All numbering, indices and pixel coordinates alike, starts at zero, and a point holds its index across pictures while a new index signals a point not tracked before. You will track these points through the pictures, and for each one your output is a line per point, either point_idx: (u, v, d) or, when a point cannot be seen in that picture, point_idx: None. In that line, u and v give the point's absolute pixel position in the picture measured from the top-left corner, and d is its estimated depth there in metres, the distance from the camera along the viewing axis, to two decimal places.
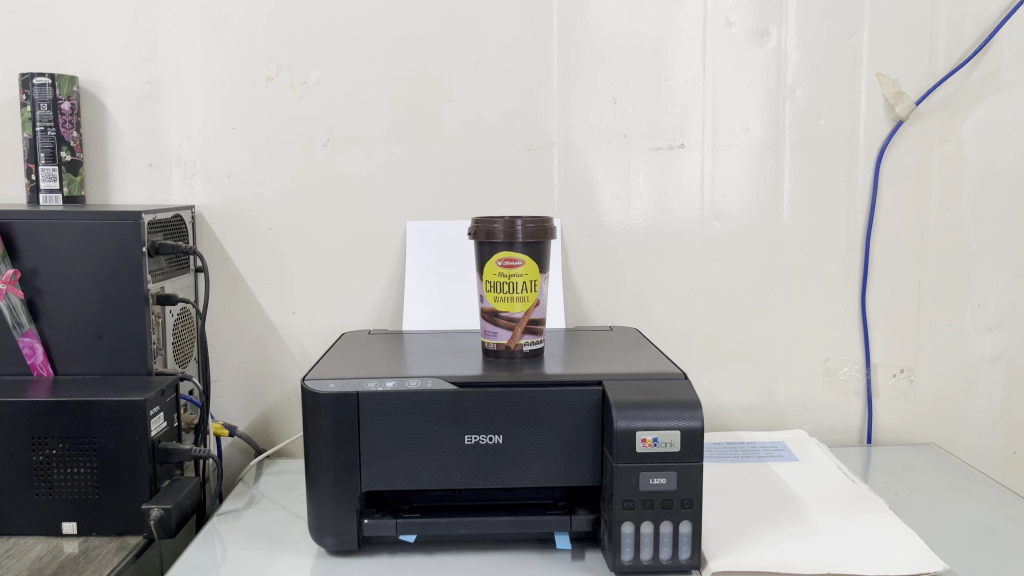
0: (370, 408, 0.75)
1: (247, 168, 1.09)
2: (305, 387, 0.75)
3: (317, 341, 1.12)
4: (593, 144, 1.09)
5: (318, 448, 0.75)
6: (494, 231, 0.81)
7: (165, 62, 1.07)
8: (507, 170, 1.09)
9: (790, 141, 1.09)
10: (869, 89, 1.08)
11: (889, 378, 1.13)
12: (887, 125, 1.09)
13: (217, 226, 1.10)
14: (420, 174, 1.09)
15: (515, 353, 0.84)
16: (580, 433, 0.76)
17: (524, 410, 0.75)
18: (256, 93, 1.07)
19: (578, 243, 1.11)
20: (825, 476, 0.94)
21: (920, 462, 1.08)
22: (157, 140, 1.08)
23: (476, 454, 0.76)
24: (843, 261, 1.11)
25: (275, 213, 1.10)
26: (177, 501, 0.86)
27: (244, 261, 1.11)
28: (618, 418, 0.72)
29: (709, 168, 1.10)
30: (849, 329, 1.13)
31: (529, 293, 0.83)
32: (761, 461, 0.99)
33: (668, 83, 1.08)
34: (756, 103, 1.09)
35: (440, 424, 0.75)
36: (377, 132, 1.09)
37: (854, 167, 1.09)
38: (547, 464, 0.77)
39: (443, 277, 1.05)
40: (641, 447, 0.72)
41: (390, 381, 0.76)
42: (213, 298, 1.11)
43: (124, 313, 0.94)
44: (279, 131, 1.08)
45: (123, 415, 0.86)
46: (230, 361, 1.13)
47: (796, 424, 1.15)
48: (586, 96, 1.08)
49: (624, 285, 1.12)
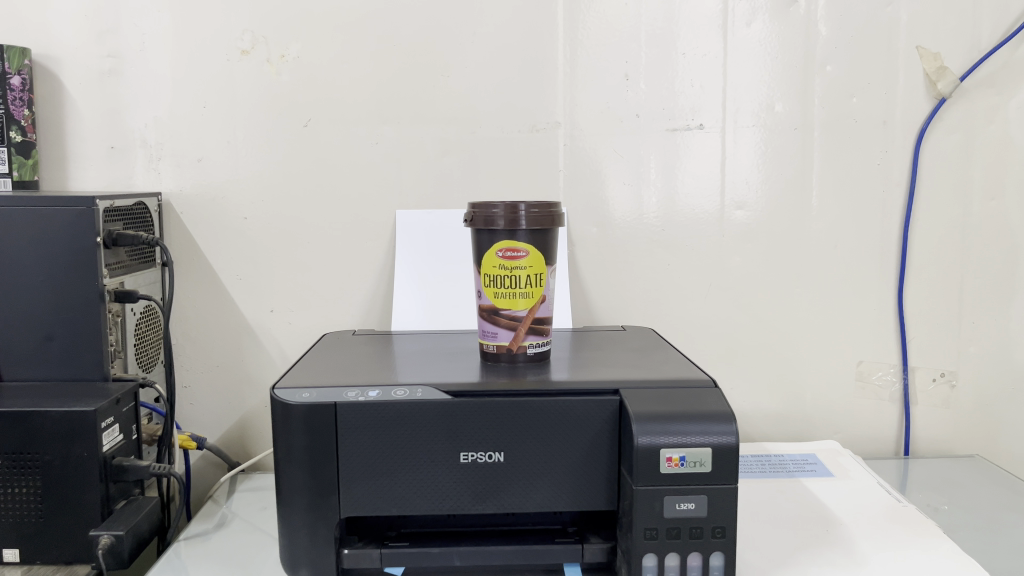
0: (349, 421, 0.64)
1: (220, 152, 0.98)
2: (274, 397, 0.65)
3: (299, 342, 1.02)
4: (602, 125, 0.99)
5: (290, 467, 0.65)
6: (493, 216, 0.70)
7: (127, 33, 0.96)
8: (507, 154, 0.99)
9: (820, 123, 0.99)
10: (908, 65, 0.98)
11: (929, 382, 1.03)
12: (927, 104, 0.98)
13: (186, 216, 0.99)
14: (411, 158, 0.99)
15: (517, 357, 0.74)
16: (594, 449, 0.66)
17: (529, 423, 0.65)
18: (230, 68, 0.97)
19: (585, 234, 1.00)
20: (866, 496, 0.84)
21: (964, 475, 0.98)
22: (119, 120, 0.98)
23: (472, 474, 0.65)
24: (878, 255, 1.01)
25: (252, 201, 0.99)
26: (131, 527, 0.75)
27: (218, 254, 1.00)
28: (639, 433, 0.62)
29: (729, 151, 1.00)
30: (885, 329, 1.02)
31: (534, 289, 0.72)
32: (791, 477, 0.89)
33: (684, 58, 0.98)
34: (783, 81, 0.98)
35: (432, 440, 0.65)
36: (364, 112, 0.98)
37: (890, 150, 0.99)
38: (555, 486, 0.66)
39: (438, 272, 0.94)
40: (666, 466, 0.62)
41: (374, 391, 0.66)
42: (183, 296, 1.01)
43: (76, 312, 0.83)
44: (255, 110, 0.98)
45: (69, 429, 0.75)
46: (202, 365, 1.02)
47: (825, 434, 1.05)
48: (594, 72, 0.98)
49: (637, 281, 1.01)
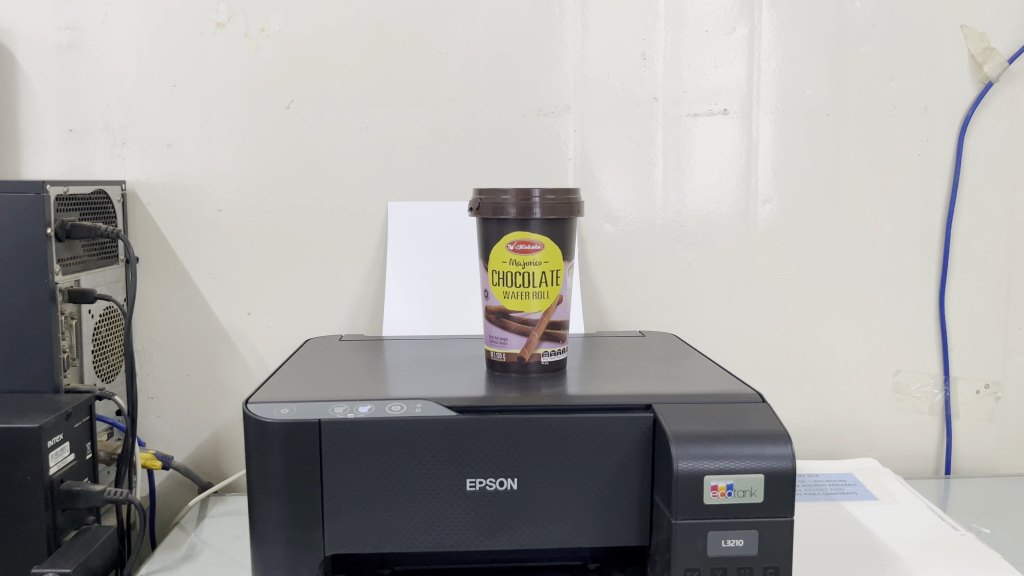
0: (336, 441, 0.55)
1: (192, 136, 0.88)
2: (247, 413, 0.55)
3: (278, 348, 0.92)
4: (616, 108, 0.89)
5: (265, 496, 0.55)
6: (503, 204, 0.60)
7: (88, 2, 0.86)
8: (512, 140, 0.90)
9: (855, 110, 0.90)
10: (951, 46, 0.89)
11: (972, 395, 0.94)
12: (972, 89, 0.90)
13: (154, 207, 0.89)
14: (405, 145, 0.89)
15: (529, 367, 0.64)
16: (622, 475, 0.56)
17: (546, 444, 0.55)
18: (202, 42, 0.87)
19: (598, 230, 0.91)
20: (918, 523, 0.75)
21: (1015, 496, 0.89)
22: (79, 101, 0.87)
23: (480, 504, 0.55)
24: (917, 254, 0.92)
25: (228, 191, 0.89)
26: (81, 563, 0.65)
27: (189, 250, 0.90)
28: (680, 457, 0.52)
29: (754, 138, 0.90)
30: (924, 336, 0.93)
31: (549, 288, 0.63)
32: (831, 500, 0.80)
33: (707, 35, 0.89)
34: (815, 63, 0.89)
35: (433, 464, 0.55)
36: (353, 92, 0.88)
37: (931, 139, 0.91)
38: (577, 518, 0.56)
39: (434, 272, 0.84)
40: (711, 496, 0.52)
41: (365, 406, 0.56)
42: (148, 296, 0.91)
43: (23, 313, 0.73)
44: (231, 90, 0.88)
45: (10, 449, 0.64)
46: (171, 373, 0.92)
47: (859, 451, 0.96)
48: (608, 50, 0.89)
49: (654, 283, 0.92)
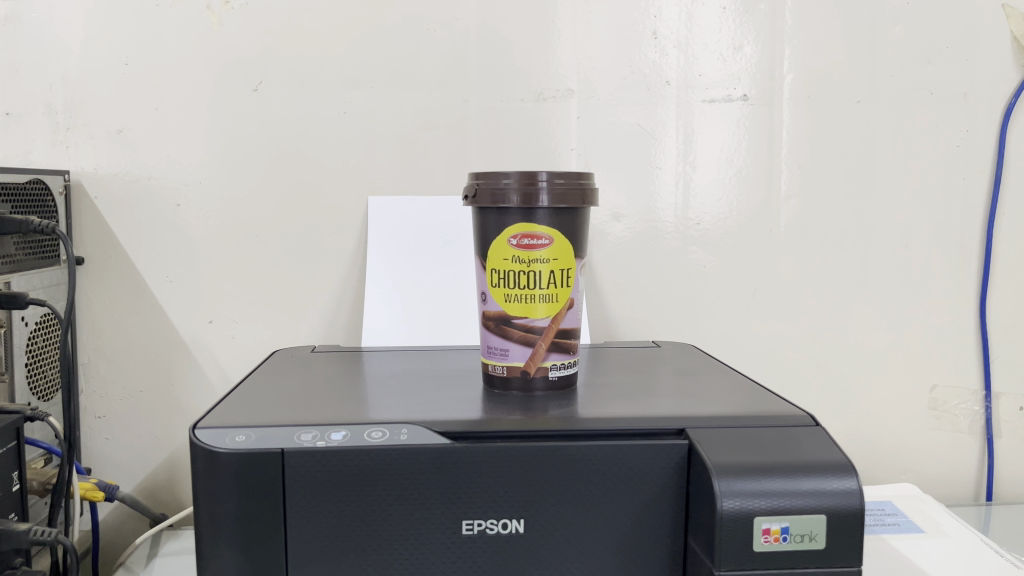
0: (300, 475, 0.44)
1: (146, 122, 0.78)
2: (194, 440, 0.45)
3: (245, 361, 0.82)
4: (624, 92, 0.80)
5: (213, 544, 0.45)
6: (504, 189, 0.51)
7: None
8: (507, 129, 0.80)
9: (887, 96, 0.81)
10: (992, 26, 0.81)
11: (1016, 411, 0.86)
12: (1015, 73, 0.81)
13: (102, 201, 0.79)
14: (389, 133, 0.80)
15: (535, 384, 0.54)
16: (651, 516, 0.46)
17: (558, 478, 0.46)
18: (157, 15, 0.77)
19: (604, 229, 0.82)
20: (973, 558, 0.66)
21: None
22: (17, 81, 0.77)
23: (478, 551, 0.46)
24: (955, 256, 0.83)
25: (188, 184, 0.79)
26: None
27: (143, 251, 0.80)
28: (725, 495, 0.43)
29: (777, 126, 0.81)
30: (963, 346, 0.85)
31: (558, 290, 0.53)
32: (869, 532, 0.71)
33: (725, 11, 0.80)
34: (843, 44, 0.81)
35: (420, 503, 0.45)
36: (329, 73, 0.78)
37: (971, 129, 0.82)
38: (596, 568, 0.46)
39: (420, 274, 0.75)
40: (763, 542, 0.43)
41: (338, 432, 0.46)
42: (96, 302, 0.80)
43: None
44: (191, 70, 0.78)
45: None
46: (121, 390, 0.82)
47: (892, 475, 0.87)
48: (614, 27, 0.79)
49: (666, 288, 0.83)
